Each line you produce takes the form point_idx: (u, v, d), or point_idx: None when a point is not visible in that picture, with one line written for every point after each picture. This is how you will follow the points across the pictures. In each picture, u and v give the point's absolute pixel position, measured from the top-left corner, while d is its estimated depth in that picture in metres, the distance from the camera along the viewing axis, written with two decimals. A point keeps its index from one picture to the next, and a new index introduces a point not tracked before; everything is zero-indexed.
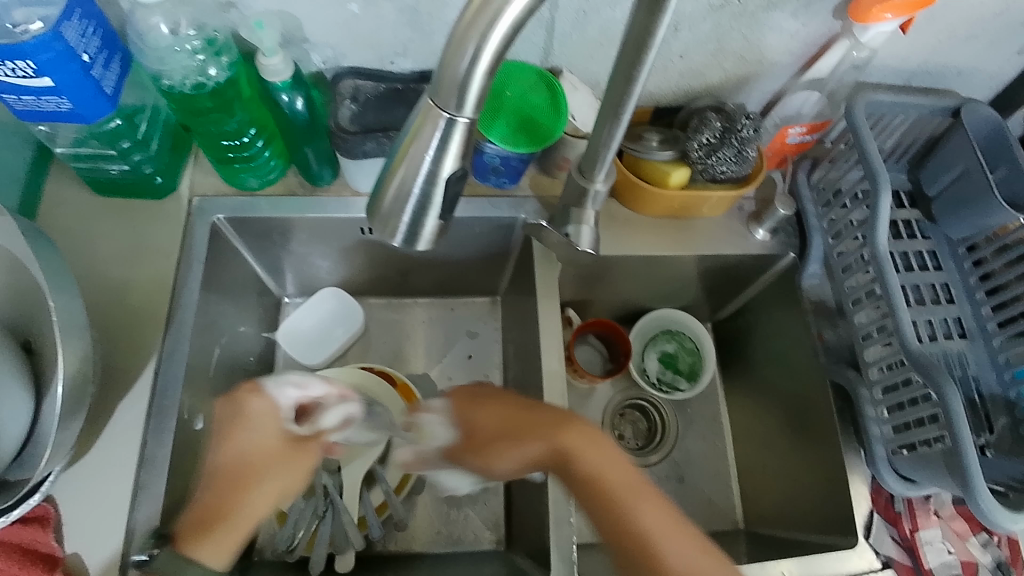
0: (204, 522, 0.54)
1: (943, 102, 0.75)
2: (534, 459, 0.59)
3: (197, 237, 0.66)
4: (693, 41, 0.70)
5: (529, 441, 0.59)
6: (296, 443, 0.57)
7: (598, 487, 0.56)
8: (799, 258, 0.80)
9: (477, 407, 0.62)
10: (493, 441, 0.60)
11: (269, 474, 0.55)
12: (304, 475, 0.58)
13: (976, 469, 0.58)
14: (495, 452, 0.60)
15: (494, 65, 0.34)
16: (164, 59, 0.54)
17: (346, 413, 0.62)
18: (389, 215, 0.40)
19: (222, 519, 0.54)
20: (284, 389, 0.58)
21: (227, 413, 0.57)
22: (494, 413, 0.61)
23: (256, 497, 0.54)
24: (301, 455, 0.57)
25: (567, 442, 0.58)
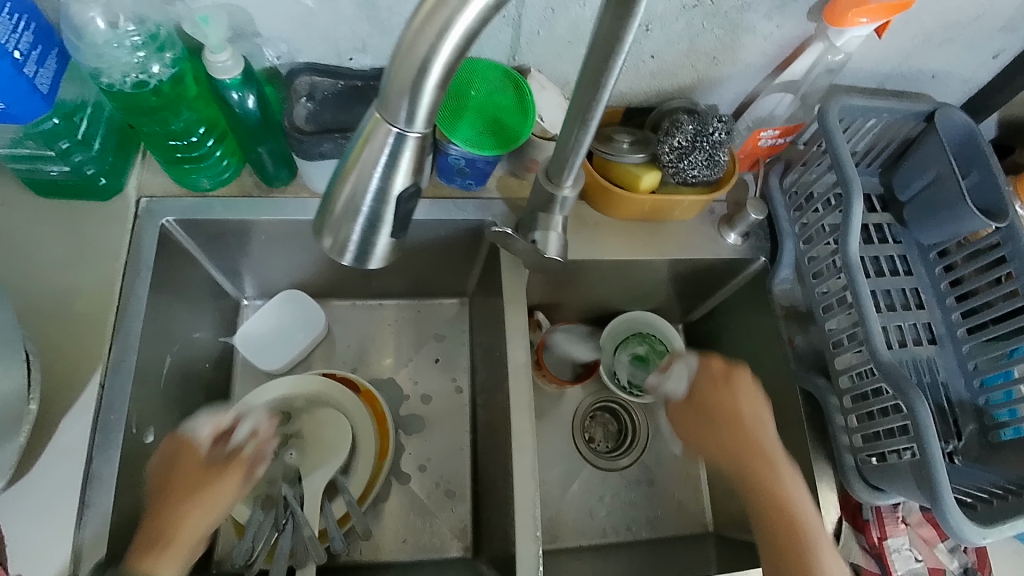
0: (152, 541, 0.54)
1: (915, 108, 0.75)
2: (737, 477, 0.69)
3: (145, 241, 0.63)
4: (666, 40, 0.67)
5: None
6: (213, 465, 0.60)
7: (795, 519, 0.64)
8: (770, 262, 0.79)
9: None
10: None
11: (189, 490, 0.57)
12: (233, 490, 0.59)
13: (944, 482, 0.58)
14: None
15: (446, 76, 0.32)
16: (102, 56, 0.51)
17: (256, 427, 0.66)
18: (339, 228, 0.38)
19: (165, 537, 0.54)
20: (197, 425, 0.64)
21: (168, 451, 0.60)
22: None
23: (189, 511, 0.56)
24: (228, 470, 0.59)
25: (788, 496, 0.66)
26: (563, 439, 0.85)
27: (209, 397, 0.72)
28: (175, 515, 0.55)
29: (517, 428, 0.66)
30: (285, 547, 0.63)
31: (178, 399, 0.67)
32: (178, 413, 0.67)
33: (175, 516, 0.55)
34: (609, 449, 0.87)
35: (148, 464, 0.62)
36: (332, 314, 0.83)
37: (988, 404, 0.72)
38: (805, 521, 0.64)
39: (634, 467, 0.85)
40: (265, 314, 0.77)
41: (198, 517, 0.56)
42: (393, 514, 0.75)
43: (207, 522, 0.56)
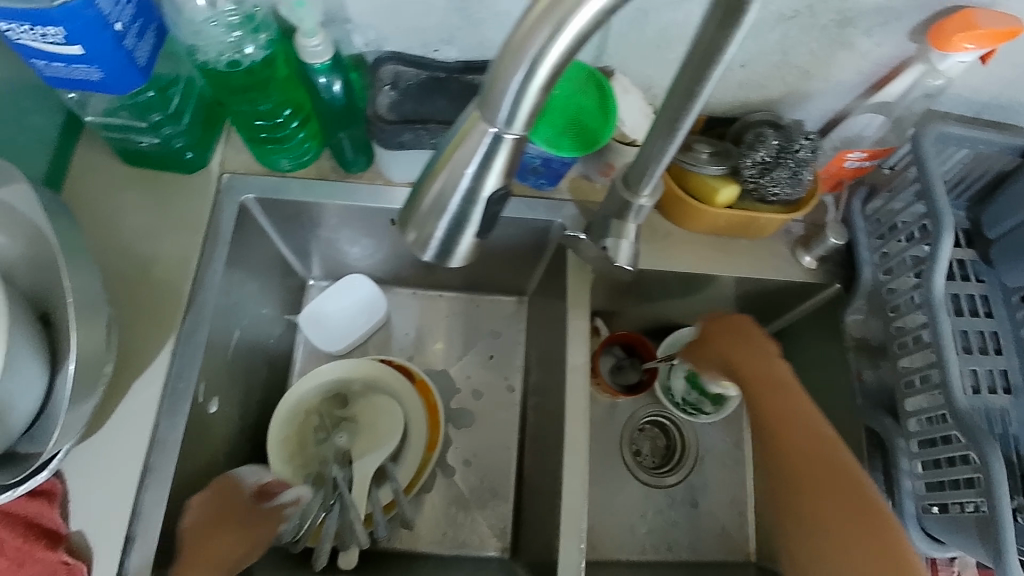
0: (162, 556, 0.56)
1: (1017, 140, 0.71)
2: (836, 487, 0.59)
3: (224, 217, 0.64)
4: (757, 51, 0.65)
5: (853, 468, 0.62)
6: (255, 511, 0.63)
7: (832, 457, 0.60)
8: (844, 289, 0.76)
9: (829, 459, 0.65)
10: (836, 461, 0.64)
11: (224, 528, 0.59)
12: (253, 540, 0.61)
13: (1012, 542, 0.55)
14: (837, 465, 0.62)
15: (551, 79, 0.31)
16: (199, 33, 0.52)
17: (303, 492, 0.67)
18: (423, 224, 0.37)
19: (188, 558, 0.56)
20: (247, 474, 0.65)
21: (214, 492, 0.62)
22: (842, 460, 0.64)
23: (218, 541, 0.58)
24: (262, 524, 0.62)
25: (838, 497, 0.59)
26: (611, 449, 0.84)
27: (269, 373, 0.74)
28: (209, 544, 0.58)
29: (570, 435, 0.65)
30: (331, 527, 0.65)
31: (240, 373, 0.68)
32: (240, 386, 0.68)
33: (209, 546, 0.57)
34: (656, 464, 0.85)
35: (208, 434, 0.64)
36: (391, 301, 0.84)
37: None
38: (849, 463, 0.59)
39: (679, 486, 0.83)
40: (330, 296, 0.78)
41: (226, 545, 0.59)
42: (434, 507, 0.75)
43: (227, 563, 0.58)
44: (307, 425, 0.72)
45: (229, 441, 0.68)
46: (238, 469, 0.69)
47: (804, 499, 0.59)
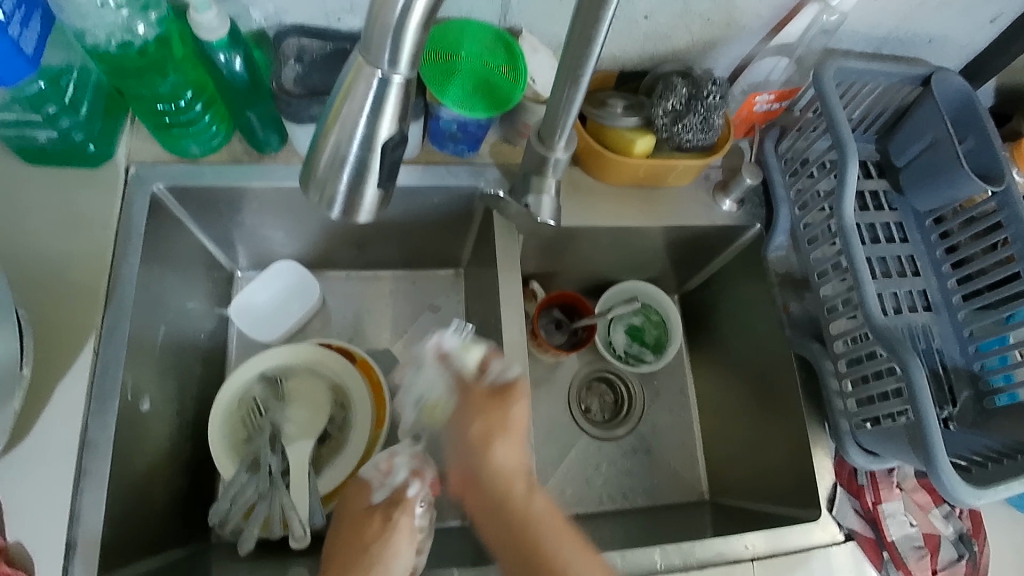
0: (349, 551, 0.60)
1: (914, 71, 0.74)
2: (500, 468, 0.60)
3: (136, 209, 0.62)
4: (661, 1, 0.67)
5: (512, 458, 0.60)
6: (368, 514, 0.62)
7: (521, 509, 0.57)
8: (765, 229, 0.79)
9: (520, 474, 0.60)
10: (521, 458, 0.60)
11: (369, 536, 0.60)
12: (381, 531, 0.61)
13: (938, 443, 0.58)
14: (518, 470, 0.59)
15: (429, 17, 0.31)
16: (86, 16, 0.50)
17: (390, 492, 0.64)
18: (325, 180, 0.38)
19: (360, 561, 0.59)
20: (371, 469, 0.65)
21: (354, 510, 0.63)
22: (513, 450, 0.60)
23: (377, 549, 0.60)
24: (370, 530, 0.61)
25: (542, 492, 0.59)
26: (559, 409, 0.85)
27: (203, 367, 0.72)
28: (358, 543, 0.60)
29: None
30: (262, 513, 0.66)
31: (172, 369, 0.67)
32: (173, 382, 0.67)
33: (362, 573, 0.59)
34: (605, 418, 0.87)
35: (143, 430, 0.62)
36: (325, 286, 0.83)
37: (983, 370, 0.73)
38: (518, 491, 0.58)
39: (629, 436, 0.86)
40: (258, 286, 0.77)
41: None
42: None
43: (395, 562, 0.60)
44: (247, 413, 0.70)
45: (170, 438, 0.66)
46: (180, 466, 0.68)
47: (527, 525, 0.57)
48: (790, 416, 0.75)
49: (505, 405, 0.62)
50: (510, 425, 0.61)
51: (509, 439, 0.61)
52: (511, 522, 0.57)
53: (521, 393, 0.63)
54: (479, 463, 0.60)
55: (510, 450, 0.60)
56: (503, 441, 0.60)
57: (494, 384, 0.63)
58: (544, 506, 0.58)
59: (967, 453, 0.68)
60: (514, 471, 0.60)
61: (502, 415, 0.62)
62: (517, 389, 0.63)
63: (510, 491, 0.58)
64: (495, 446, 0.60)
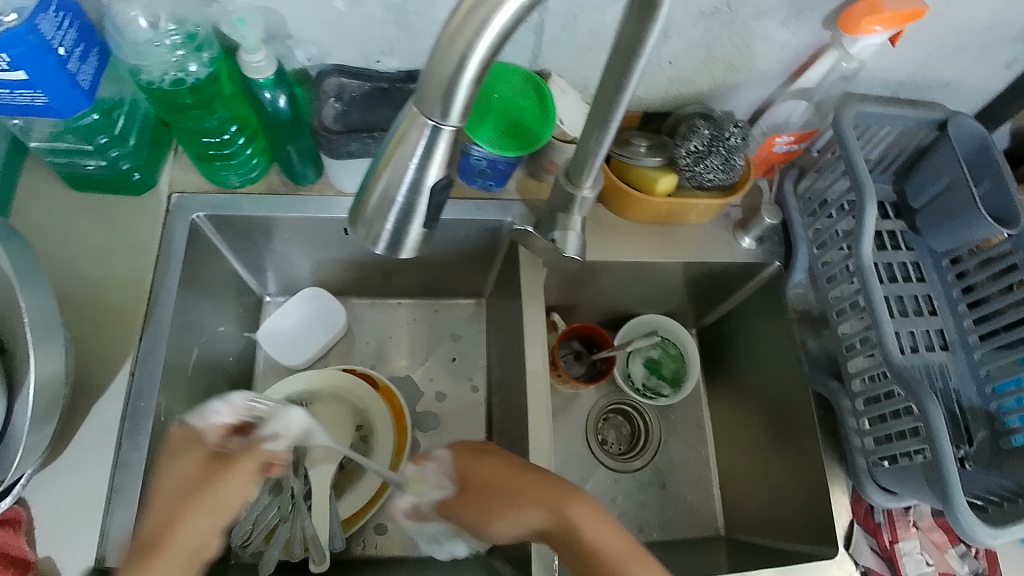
0: (146, 550, 0.52)
1: (931, 115, 0.76)
2: (538, 526, 0.57)
3: (175, 236, 0.65)
4: (685, 46, 0.69)
5: (528, 510, 0.56)
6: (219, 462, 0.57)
7: (575, 548, 0.54)
8: (784, 266, 0.80)
9: (536, 515, 0.56)
10: (519, 499, 0.57)
11: (196, 496, 0.55)
12: (224, 500, 0.56)
13: (956, 483, 0.59)
14: (513, 517, 0.57)
15: (481, 74, 0.33)
16: (142, 54, 0.53)
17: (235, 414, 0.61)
18: (372, 220, 0.40)
19: (159, 546, 0.52)
20: (216, 412, 0.60)
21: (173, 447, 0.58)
22: (526, 510, 0.57)
23: (185, 524, 0.53)
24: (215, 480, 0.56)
25: (577, 499, 0.56)
26: (576, 440, 0.86)
27: (230, 391, 0.74)
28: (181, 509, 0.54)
29: (534, 424, 0.67)
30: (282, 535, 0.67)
31: (201, 392, 0.68)
32: (202, 404, 0.68)
33: (172, 521, 0.53)
34: (622, 450, 0.88)
35: None
36: (350, 312, 0.85)
37: (999, 411, 0.73)
38: (565, 534, 0.55)
39: (646, 469, 0.86)
40: (286, 311, 0.78)
41: (205, 521, 0.54)
42: None
43: (199, 540, 0.54)
44: None
45: None
46: None
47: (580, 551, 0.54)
48: (806, 453, 0.76)
49: (473, 481, 0.60)
50: (508, 492, 0.58)
51: (518, 502, 0.57)
52: (582, 551, 0.54)
53: (479, 470, 0.60)
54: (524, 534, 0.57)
55: (524, 512, 0.57)
56: (510, 510, 0.57)
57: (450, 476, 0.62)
58: (591, 531, 0.54)
59: (981, 492, 0.69)
60: (546, 522, 0.56)
61: (490, 498, 0.59)
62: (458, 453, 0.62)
63: (560, 543, 0.55)
64: (519, 511, 0.57)
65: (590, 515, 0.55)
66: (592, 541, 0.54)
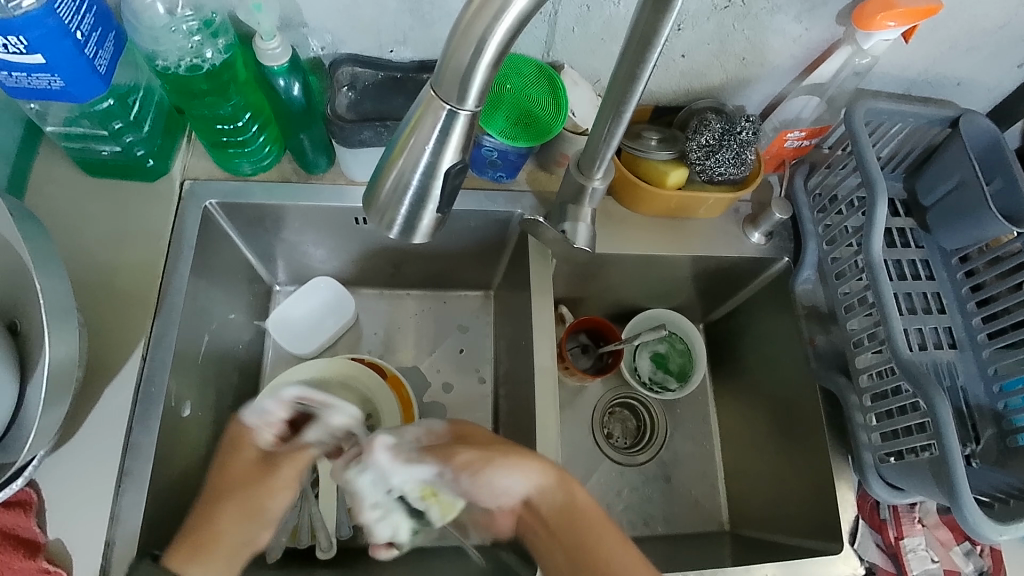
0: (197, 545, 0.55)
1: (943, 112, 0.76)
2: (534, 482, 0.59)
3: (188, 222, 0.65)
4: (697, 41, 0.69)
5: (531, 463, 0.59)
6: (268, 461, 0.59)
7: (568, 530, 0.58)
8: (793, 262, 0.80)
9: (529, 463, 0.59)
10: (520, 447, 0.60)
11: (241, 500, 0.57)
12: (275, 493, 0.58)
13: (963, 479, 0.59)
14: (502, 461, 0.59)
15: (498, 59, 0.34)
16: (159, 39, 0.53)
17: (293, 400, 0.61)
18: (386, 205, 0.40)
19: (205, 542, 0.55)
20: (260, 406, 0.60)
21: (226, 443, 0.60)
22: (524, 463, 0.59)
23: (228, 520, 0.56)
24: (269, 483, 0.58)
25: (574, 478, 0.60)
26: (582, 433, 0.86)
27: (240, 378, 0.74)
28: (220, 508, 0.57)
29: (541, 415, 0.67)
30: (288, 523, 0.68)
31: (211, 379, 0.69)
32: (212, 390, 0.69)
33: (217, 518, 0.56)
34: (627, 444, 0.88)
35: (183, 437, 0.64)
36: (359, 303, 0.85)
37: (1007, 410, 0.73)
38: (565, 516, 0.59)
39: (651, 463, 0.86)
40: (295, 299, 0.79)
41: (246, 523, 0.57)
42: None
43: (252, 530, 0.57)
44: None
45: (206, 444, 0.68)
46: None
47: (572, 534, 0.58)
48: (811, 449, 0.76)
49: (480, 441, 0.61)
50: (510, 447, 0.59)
51: (520, 461, 0.59)
52: (567, 518, 0.58)
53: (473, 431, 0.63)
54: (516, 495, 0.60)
55: (529, 468, 0.59)
56: (515, 462, 0.59)
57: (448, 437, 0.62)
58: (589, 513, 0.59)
59: (984, 489, 0.70)
60: (548, 488, 0.59)
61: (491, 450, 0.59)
62: (463, 426, 0.63)
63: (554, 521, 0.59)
64: (519, 472, 0.59)
65: (591, 502, 0.59)
66: (584, 528, 0.58)
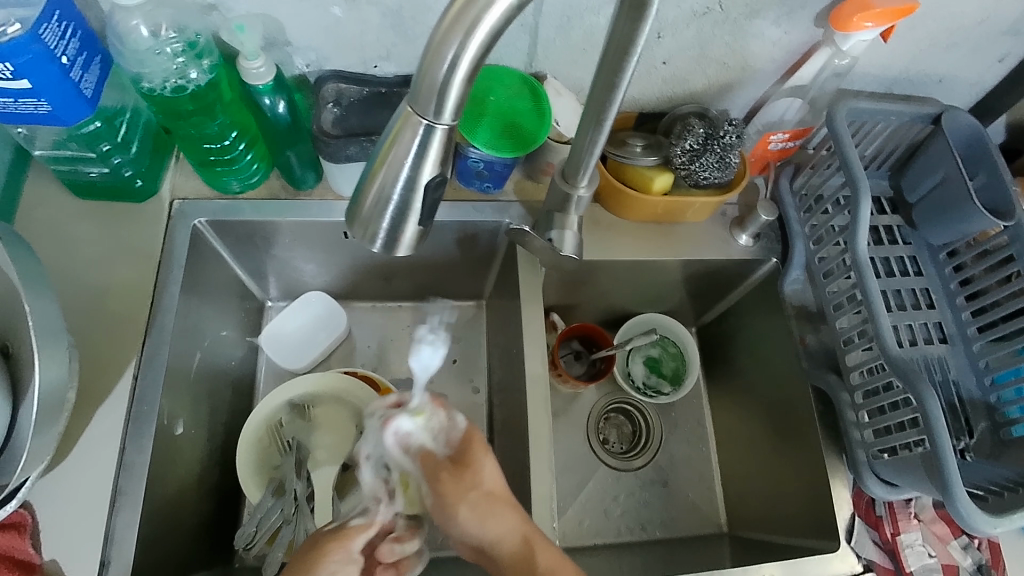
0: None
1: (924, 110, 0.77)
2: (502, 531, 0.58)
3: (177, 241, 0.65)
4: (679, 47, 0.70)
5: (504, 512, 0.59)
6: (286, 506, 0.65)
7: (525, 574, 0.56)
8: (781, 262, 0.81)
9: (499, 513, 0.59)
10: (501, 496, 0.60)
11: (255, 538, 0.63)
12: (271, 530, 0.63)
13: (955, 473, 0.59)
14: (484, 503, 0.59)
15: (472, 73, 0.34)
16: (144, 61, 0.54)
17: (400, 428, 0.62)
18: (368, 219, 0.40)
19: None
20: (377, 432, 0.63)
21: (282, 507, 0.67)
22: (499, 515, 0.59)
23: None
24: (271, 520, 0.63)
25: (544, 542, 0.58)
26: (578, 440, 0.86)
27: (233, 395, 0.75)
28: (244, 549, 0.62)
29: (534, 423, 0.68)
30: (286, 537, 0.66)
31: (204, 396, 0.69)
32: (206, 407, 0.69)
33: None
34: (623, 449, 0.88)
35: (177, 455, 0.64)
36: (351, 316, 0.85)
37: (999, 402, 0.73)
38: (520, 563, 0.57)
39: (647, 467, 0.87)
40: (287, 315, 0.79)
41: None
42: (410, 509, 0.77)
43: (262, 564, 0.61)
44: (277, 441, 0.72)
45: (201, 462, 0.68)
46: (209, 491, 0.69)
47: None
48: (805, 448, 0.76)
49: (471, 477, 0.61)
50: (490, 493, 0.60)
51: (498, 508, 0.59)
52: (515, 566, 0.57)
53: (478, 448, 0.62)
54: (477, 536, 0.60)
55: (503, 518, 0.59)
56: (492, 510, 0.59)
57: (453, 452, 0.62)
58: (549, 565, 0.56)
59: (976, 483, 0.70)
60: (511, 535, 0.58)
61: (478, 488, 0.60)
62: (472, 452, 0.62)
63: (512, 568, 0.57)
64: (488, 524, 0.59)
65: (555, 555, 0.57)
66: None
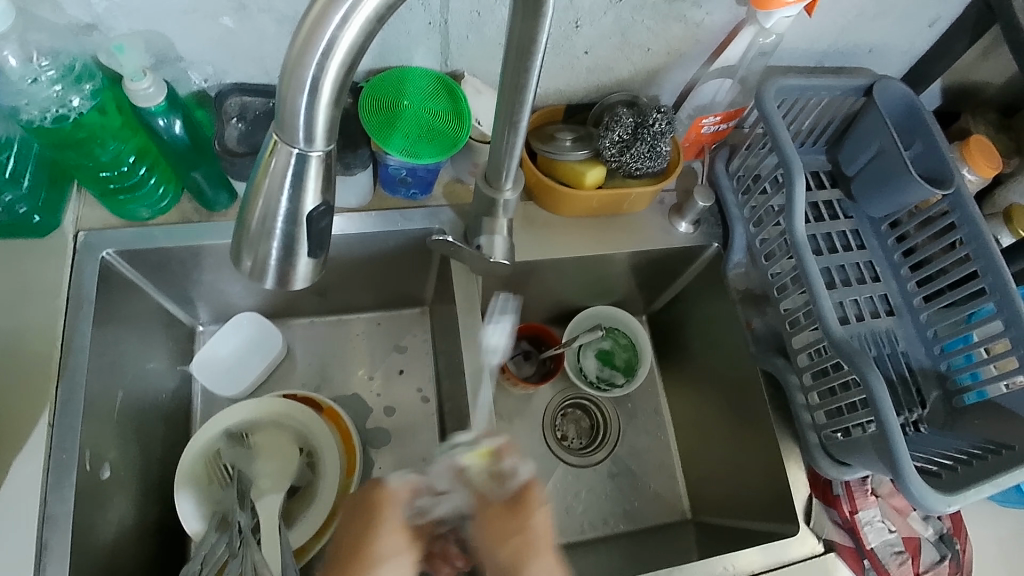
0: None
1: (856, 82, 0.76)
2: None
3: (86, 276, 0.62)
4: (600, 35, 0.67)
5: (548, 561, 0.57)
6: None
7: None
8: (723, 247, 0.80)
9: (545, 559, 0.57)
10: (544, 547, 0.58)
11: None
12: None
13: (904, 453, 0.59)
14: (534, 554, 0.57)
15: (338, 93, 0.32)
16: (20, 92, 0.50)
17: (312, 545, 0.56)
18: (256, 253, 0.38)
19: None
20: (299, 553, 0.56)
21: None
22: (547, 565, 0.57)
23: None
24: None
25: None
26: (535, 441, 0.85)
27: (168, 428, 0.71)
28: None
29: (480, 434, 0.66)
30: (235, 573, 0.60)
31: (134, 434, 0.66)
32: (136, 447, 0.66)
33: None
34: (583, 444, 0.87)
35: (107, 501, 0.61)
36: (291, 334, 0.82)
37: (950, 370, 0.73)
38: None
39: (608, 461, 0.85)
40: (221, 339, 0.76)
41: None
42: None
43: None
44: (215, 470, 0.69)
45: (136, 502, 0.65)
46: (148, 532, 0.66)
47: None
48: (758, 432, 0.76)
49: (524, 520, 0.59)
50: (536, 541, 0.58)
51: (541, 555, 0.57)
52: None
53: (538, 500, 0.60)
54: None
55: (545, 566, 0.57)
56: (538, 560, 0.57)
57: (510, 496, 0.60)
58: None
59: (941, 453, 0.68)
60: None
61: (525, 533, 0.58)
62: (529, 498, 0.60)
63: None
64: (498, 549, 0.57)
65: None
66: None
